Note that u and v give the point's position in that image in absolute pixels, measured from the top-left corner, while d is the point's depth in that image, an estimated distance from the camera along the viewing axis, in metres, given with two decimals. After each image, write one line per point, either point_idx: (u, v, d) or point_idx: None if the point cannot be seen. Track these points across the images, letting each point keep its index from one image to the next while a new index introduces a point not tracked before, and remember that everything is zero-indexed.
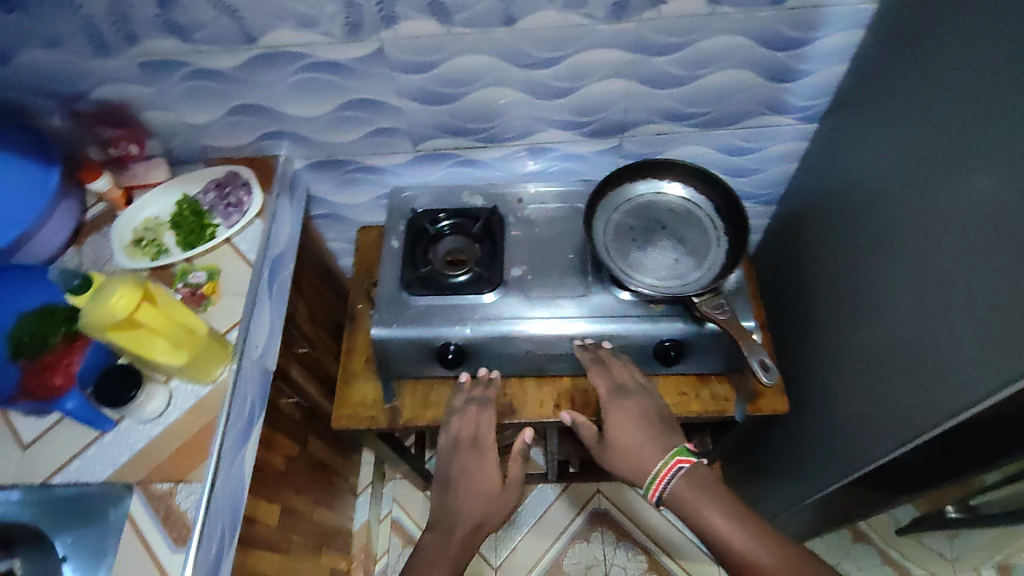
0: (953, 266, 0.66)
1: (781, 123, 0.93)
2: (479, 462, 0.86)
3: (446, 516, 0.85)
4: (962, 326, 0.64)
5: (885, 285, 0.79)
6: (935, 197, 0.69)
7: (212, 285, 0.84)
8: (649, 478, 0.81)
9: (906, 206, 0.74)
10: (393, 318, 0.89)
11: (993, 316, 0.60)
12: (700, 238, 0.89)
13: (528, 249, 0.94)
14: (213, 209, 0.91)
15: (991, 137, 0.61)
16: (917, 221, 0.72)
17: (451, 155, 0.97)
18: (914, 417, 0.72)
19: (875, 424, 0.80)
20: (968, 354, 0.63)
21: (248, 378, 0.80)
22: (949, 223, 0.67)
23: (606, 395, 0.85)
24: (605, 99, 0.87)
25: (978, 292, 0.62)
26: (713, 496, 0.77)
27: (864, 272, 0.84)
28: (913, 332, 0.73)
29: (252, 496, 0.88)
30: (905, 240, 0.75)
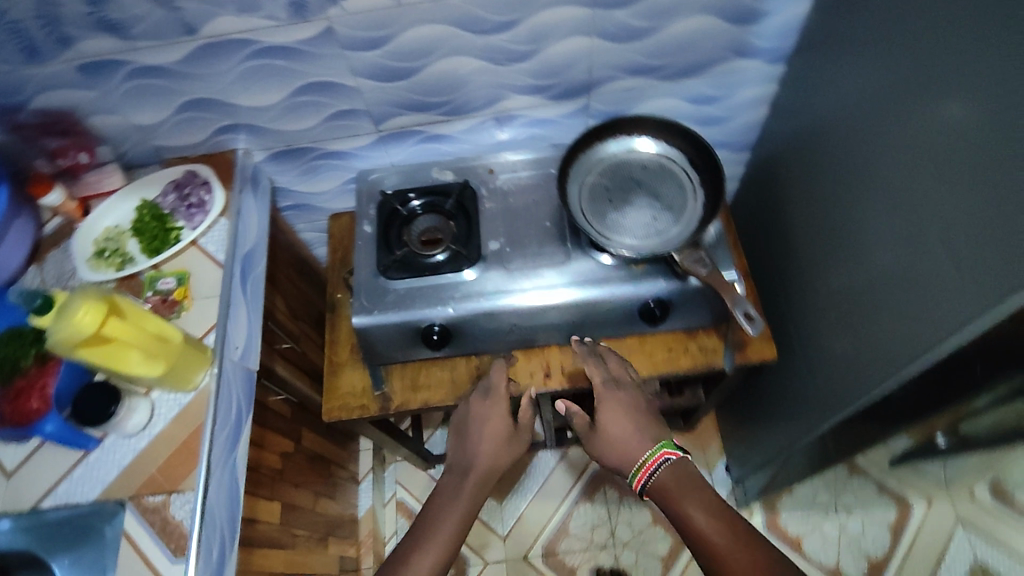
0: (930, 201, 0.65)
1: (748, 67, 0.90)
2: (495, 408, 0.87)
3: (462, 459, 0.87)
4: (942, 260, 0.64)
5: (864, 225, 0.79)
6: (908, 131, 0.68)
7: (183, 290, 0.82)
8: (635, 467, 0.82)
9: (880, 142, 0.73)
10: (373, 305, 0.87)
11: (970, 248, 0.60)
12: (676, 193, 0.87)
13: (504, 221, 0.92)
14: (174, 212, 0.88)
15: (963, 60, 0.60)
16: (892, 158, 0.71)
17: (415, 133, 0.94)
18: (899, 353, 0.72)
19: (862, 363, 0.81)
20: (949, 288, 0.63)
21: (230, 381, 0.79)
22: (923, 157, 0.66)
23: (600, 386, 0.85)
24: (567, 60, 0.85)
25: (955, 225, 0.62)
26: (694, 488, 0.77)
27: (842, 214, 0.83)
28: (894, 270, 0.73)
29: (249, 497, 0.87)
30: (881, 178, 0.74)
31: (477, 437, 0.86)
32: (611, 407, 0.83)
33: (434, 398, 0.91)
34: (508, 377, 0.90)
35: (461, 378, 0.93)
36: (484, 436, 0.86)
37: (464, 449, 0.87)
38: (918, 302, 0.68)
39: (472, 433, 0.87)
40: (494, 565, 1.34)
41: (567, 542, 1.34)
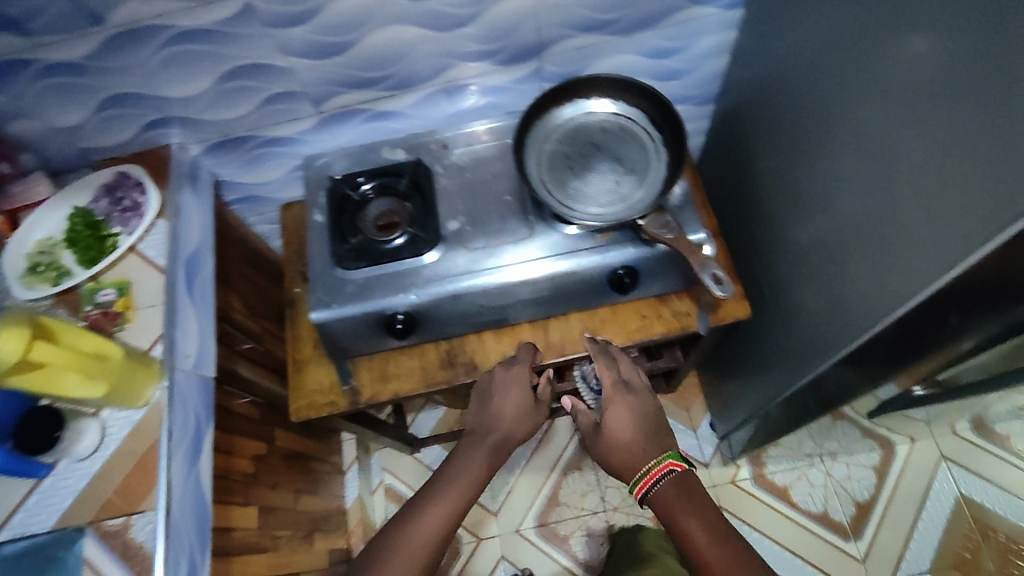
0: (898, 149, 0.63)
1: (699, 15, 0.84)
2: (513, 384, 0.83)
3: (480, 423, 0.82)
4: (913, 210, 0.62)
5: (832, 176, 0.76)
6: (874, 75, 0.65)
7: (125, 301, 0.77)
8: (636, 477, 0.78)
9: (846, 88, 0.70)
10: (331, 298, 0.83)
11: (941, 198, 0.57)
12: (638, 154, 0.83)
13: (461, 198, 0.87)
14: (109, 217, 0.82)
15: None
16: (858, 104, 0.68)
17: (359, 112, 0.88)
18: (874, 307, 0.70)
19: (837, 318, 0.79)
20: (920, 240, 0.61)
21: (184, 391, 0.76)
22: (891, 101, 0.63)
23: (609, 388, 0.83)
24: (512, 21, 0.79)
25: (925, 173, 0.59)
26: (698, 505, 0.73)
27: (809, 165, 0.80)
28: (865, 221, 0.70)
29: (221, 506, 0.84)
30: (847, 125, 0.71)
31: (497, 402, 0.82)
32: (622, 408, 0.81)
33: (405, 388, 0.88)
34: (535, 355, 0.87)
35: (431, 365, 0.89)
36: (505, 393, 0.82)
37: (483, 409, 0.83)
38: (890, 253, 0.66)
39: (493, 391, 0.83)
40: (487, 541, 1.33)
41: (558, 513, 1.34)
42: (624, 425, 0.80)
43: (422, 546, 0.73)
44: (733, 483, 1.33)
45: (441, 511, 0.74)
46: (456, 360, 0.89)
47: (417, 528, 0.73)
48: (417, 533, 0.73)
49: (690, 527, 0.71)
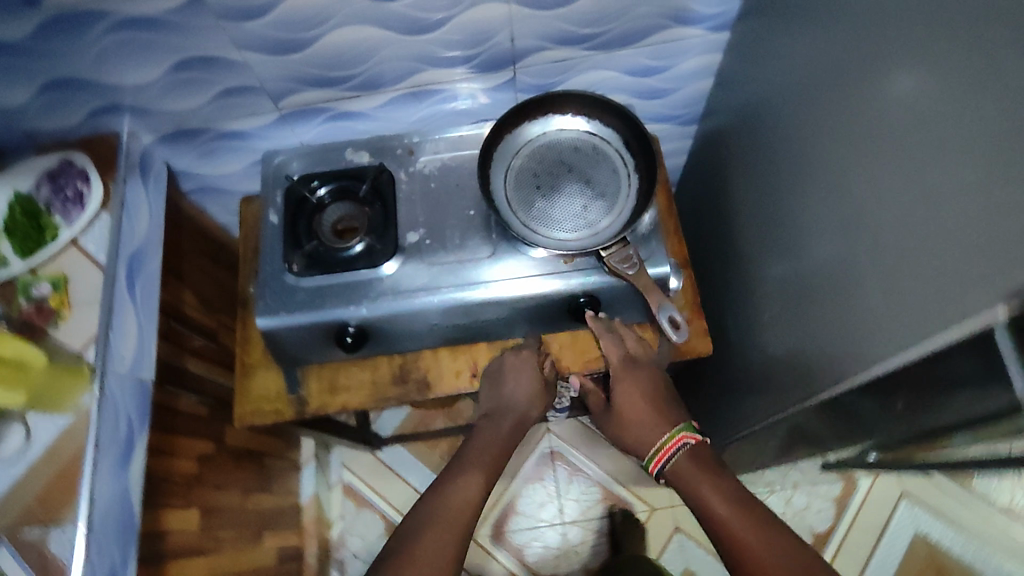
0: (872, 211, 0.59)
1: (688, 36, 0.81)
2: (526, 370, 0.82)
3: (497, 405, 0.81)
4: (879, 278, 0.59)
5: (806, 224, 0.73)
6: (857, 128, 0.61)
7: (60, 297, 0.73)
8: (651, 451, 0.76)
9: (828, 134, 0.66)
10: (279, 306, 0.79)
11: (909, 271, 0.54)
12: (609, 178, 0.80)
13: (424, 208, 0.84)
14: (51, 206, 0.77)
15: (926, 36, 0.51)
16: (839, 155, 0.65)
17: (321, 110, 0.84)
18: (830, 366, 0.68)
19: (796, 366, 0.77)
20: (883, 309, 0.58)
21: (118, 396, 0.72)
22: (871, 160, 0.59)
23: (617, 365, 0.80)
24: (485, 29, 0.74)
25: (896, 241, 0.56)
26: (716, 474, 0.70)
27: (785, 206, 0.77)
28: (836, 268, 0.67)
29: (157, 511, 0.82)
30: (826, 174, 0.67)
31: (512, 385, 0.81)
32: (629, 384, 0.78)
33: (353, 402, 0.85)
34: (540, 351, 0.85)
35: (383, 380, 0.86)
36: (517, 375, 0.81)
37: (498, 392, 0.82)
38: (852, 316, 0.64)
39: (505, 377, 0.82)
40: None
41: (516, 521, 1.32)
42: (636, 402, 0.78)
43: (454, 515, 0.69)
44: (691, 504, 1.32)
45: (475, 480, 0.73)
46: (409, 376, 0.86)
47: (451, 496, 0.71)
48: (450, 502, 0.70)
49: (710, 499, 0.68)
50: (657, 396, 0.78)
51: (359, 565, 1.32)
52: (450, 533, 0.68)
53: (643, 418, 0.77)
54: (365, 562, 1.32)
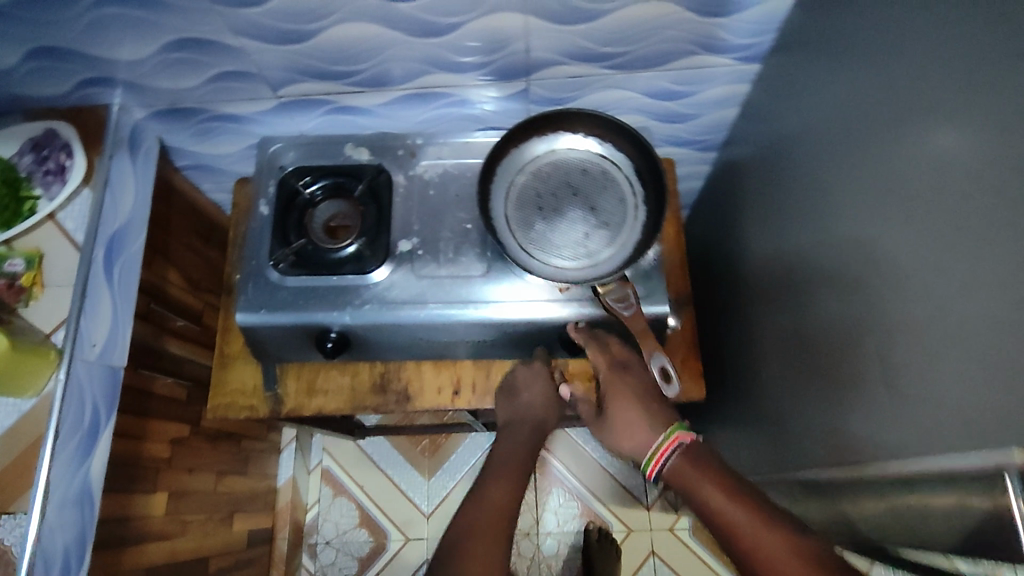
0: (895, 296, 0.56)
1: (716, 64, 0.77)
2: (537, 380, 0.79)
3: (514, 415, 0.77)
4: (898, 369, 0.55)
5: (817, 286, 0.69)
6: (886, 202, 0.57)
7: (32, 276, 0.70)
8: (646, 456, 0.69)
9: (852, 199, 0.62)
10: (261, 302, 0.76)
11: (935, 373, 0.51)
12: (615, 206, 0.76)
13: (420, 216, 0.80)
14: (32, 177, 0.74)
15: (975, 111, 0.47)
16: (862, 223, 0.60)
17: (322, 102, 0.80)
18: (841, 440, 0.65)
19: (801, 423, 0.74)
20: (902, 405, 0.55)
21: (86, 382, 0.70)
22: (898, 240, 0.55)
23: (606, 373, 0.75)
24: (500, 38, 0.70)
25: (922, 338, 0.52)
26: (715, 468, 0.64)
27: (797, 259, 0.73)
28: (850, 339, 0.63)
29: (123, 496, 0.79)
30: (846, 241, 0.63)
31: (525, 394, 0.78)
32: (618, 393, 0.73)
33: (329, 407, 0.83)
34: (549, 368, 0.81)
35: (362, 387, 0.84)
36: (532, 384, 0.78)
37: (513, 403, 0.78)
38: (865, 399, 0.61)
39: (518, 387, 0.79)
40: (413, 542, 1.30)
41: None
42: (624, 407, 0.72)
43: (492, 520, 0.64)
44: (670, 530, 1.30)
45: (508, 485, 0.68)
46: (388, 386, 0.84)
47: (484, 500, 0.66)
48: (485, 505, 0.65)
49: (710, 496, 0.61)
50: (650, 402, 0.72)
51: (330, 553, 1.31)
52: (494, 539, 0.62)
53: (635, 423, 0.71)
54: (337, 550, 1.31)
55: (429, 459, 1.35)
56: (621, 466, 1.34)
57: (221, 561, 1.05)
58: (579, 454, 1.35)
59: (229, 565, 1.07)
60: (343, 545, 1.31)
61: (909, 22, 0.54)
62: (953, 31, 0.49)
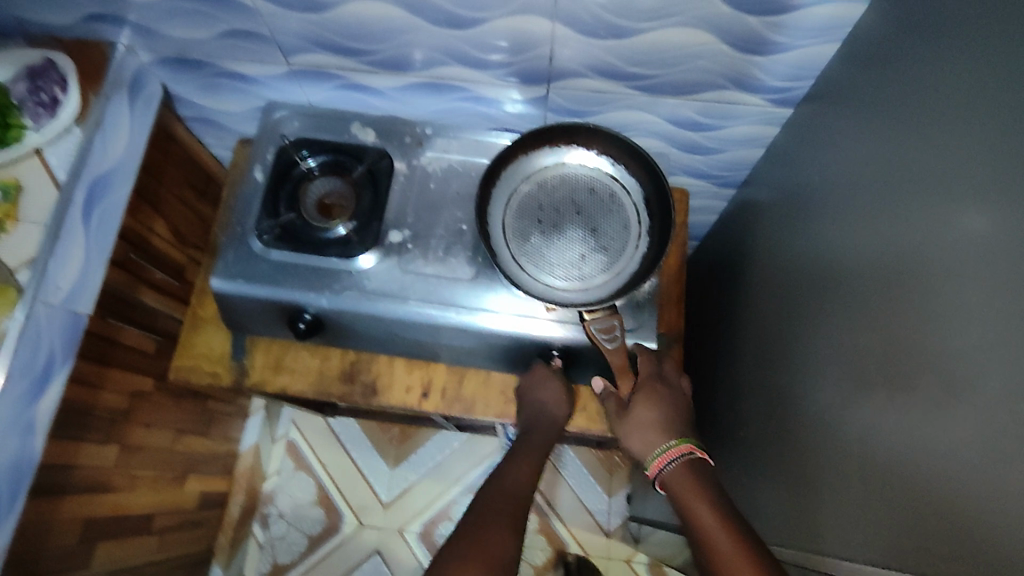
0: (908, 365, 0.51)
1: (745, 102, 0.73)
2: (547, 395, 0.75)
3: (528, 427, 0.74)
4: (904, 440, 0.51)
5: (821, 338, 0.65)
6: (907, 269, 0.53)
7: (7, 208, 0.68)
8: (654, 452, 0.64)
9: (872, 261, 0.58)
10: (239, 271, 0.73)
11: (945, 451, 0.47)
12: (617, 232, 0.73)
13: (416, 208, 0.77)
14: (22, 105, 0.70)
15: (1005, 206, 0.44)
16: (880, 285, 0.56)
17: (335, 76, 0.77)
18: (817, 515, 0.62)
19: (777, 487, 0.71)
20: (902, 478, 0.51)
21: (47, 325, 0.68)
22: (917, 311, 0.51)
23: (643, 374, 0.70)
24: (525, 40, 0.66)
25: (933, 414, 0.48)
26: (709, 487, 0.59)
27: (803, 309, 0.69)
28: (845, 413, 0.59)
29: (69, 444, 0.76)
30: (860, 299, 0.59)
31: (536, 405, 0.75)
32: (646, 397, 0.68)
33: (294, 387, 0.81)
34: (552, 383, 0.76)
35: (330, 372, 0.81)
36: (547, 393, 0.75)
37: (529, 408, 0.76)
38: (860, 466, 0.56)
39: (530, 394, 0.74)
40: (367, 529, 1.28)
41: (446, 526, 1.28)
42: (642, 408, 0.67)
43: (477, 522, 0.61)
44: (626, 562, 1.29)
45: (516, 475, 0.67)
46: (357, 376, 0.81)
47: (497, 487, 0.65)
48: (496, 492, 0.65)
49: (697, 512, 0.57)
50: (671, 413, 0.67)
51: (281, 526, 1.29)
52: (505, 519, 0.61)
53: (649, 426, 0.67)
54: (289, 524, 1.29)
55: (396, 448, 1.33)
56: (588, 488, 1.32)
57: (167, 520, 1.02)
58: (551, 470, 1.33)
59: (175, 524, 1.05)
60: (296, 520, 1.29)
61: (952, 94, 0.50)
62: (997, 111, 0.45)
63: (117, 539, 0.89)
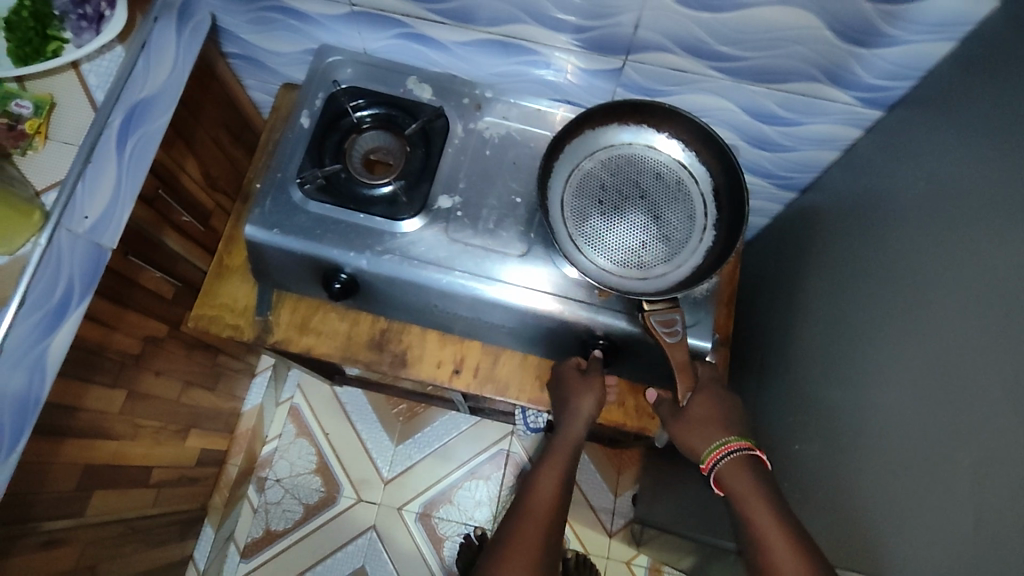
0: (954, 385, 0.50)
1: (833, 98, 0.69)
2: (579, 394, 0.69)
3: (557, 425, 0.68)
4: (933, 461, 0.50)
5: (866, 350, 0.63)
6: (972, 290, 0.50)
7: (37, 123, 0.66)
8: (708, 447, 0.60)
9: (940, 267, 0.55)
10: (276, 220, 0.69)
11: (983, 461, 0.45)
12: (681, 222, 0.68)
13: (469, 173, 0.72)
14: (65, 16, 0.67)
15: None
16: (938, 297, 0.54)
17: (398, 23, 0.72)
18: (844, 525, 0.59)
19: (795, 498, 0.68)
20: (924, 499, 0.50)
21: (69, 253, 0.64)
22: (974, 333, 0.49)
23: (701, 376, 0.65)
24: (613, 4, 0.62)
25: (971, 440, 0.46)
26: (769, 489, 0.55)
27: (848, 318, 0.67)
28: (886, 419, 0.57)
29: (75, 383, 0.71)
30: (913, 315, 0.57)
31: (565, 405, 0.69)
32: (704, 397, 0.63)
33: (320, 349, 0.76)
34: (583, 381, 0.69)
35: (358, 338, 0.77)
36: (578, 390, 0.69)
37: (558, 404, 0.70)
38: (882, 478, 0.55)
39: (566, 390, 0.70)
40: (365, 504, 1.24)
41: (445, 510, 1.25)
42: (700, 404, 0.63)
43: (520, 533, 0.58)
44: (625, 564, 1.25)
45: (551, 479, 0.62)
46: (386, 345, 0.77)
47: (530, 491, 0.61)
48: (531, 497, 0.61)
49: (754, 512, 0.54)
50: (728, 409, 0.63)
51: (278, 491, 1.25)
52: (536, 531, 0.58)
53: (704, 423, 0.62)
54: (285, 491, 1.25)
55: (402, 425, 1.29)
56: (594, 485, 1.29)
57: (165, 473, 0.98)
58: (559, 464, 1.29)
59: (172, 479, 1.01)
60: (293, 487, 1.25)
61: None
62: None
63: (114, 488, 0.85)
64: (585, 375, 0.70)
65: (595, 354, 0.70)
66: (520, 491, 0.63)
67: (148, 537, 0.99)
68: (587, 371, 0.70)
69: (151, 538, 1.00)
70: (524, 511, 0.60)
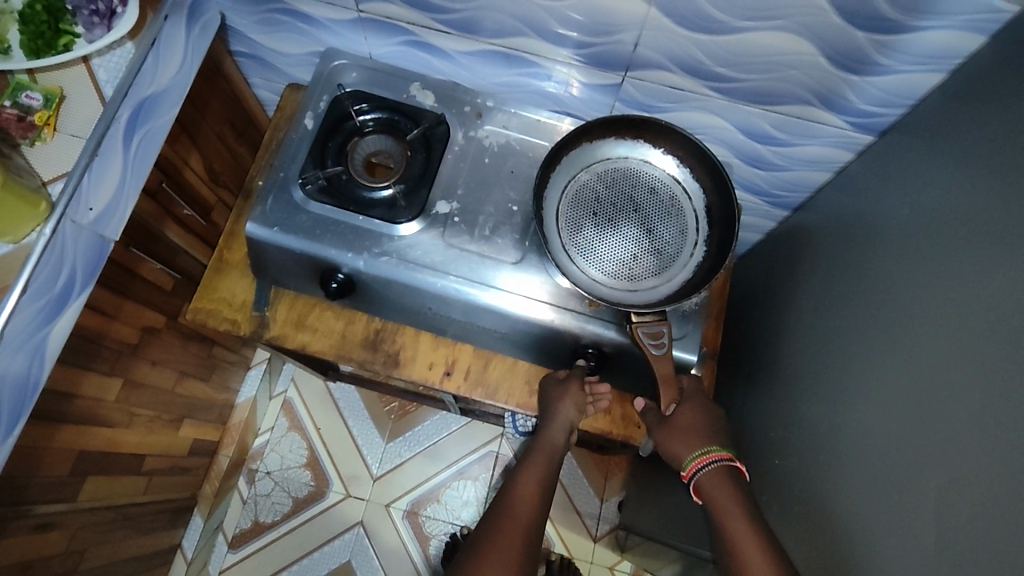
0: (929, 407, 0.51)
1: (826, 121, 0.70)
2: (562, 403, 0.70)
3: (540, 431, 0.70)
4: (903, 477, 0.52)
5: (847, 369, 0.64)
6: (950, 316, 0.52)
7: (47, 116, 0.67)
8: (688, 455, 0.62)
9: (921, 291, 0.56)
10: (277, 218, 0.70)
11: (949, 480, 0.47)
12: (673, 237, 0.70)
13: (468, 180, 0.74)
14: (77, 11, 0.68)
15: None
16: (917, 321, 0.56)
17: (404, 30, 0.74)
18: (816, 535, 0.61)
19: (773, 510, 0.70)
20: (893, 513, 0.51)
21: (73, 244, 0.65)
22: (949, 358, 0.51)
23: (686, 387, 0.67)
24: (613, 22, 0.63)
25: (942, 461, 0.48)
26: (746, 500, 0.57)
27: (832, 337, 0.69)
28: (862, 436, 0.58)
29: (73, 368, 0.73)
30: (894, 338, 0.58)
31: (549, 412, 0.70)
32: (686, 409, 0.65)
33: (315, 346, 0.78)
34: (567, 389, 0.71)
35: (353, 337, 0.79)
36: (563, 399, 0.70)
37: (543, 412, 0.71)
38: (855, 492, 0.57)
39: (552, 398, 0.71)
40: (353, 499, 1.26)
41: (433, 508, 1.26)
42: (683, 416, 0.64)
43: (499, 535, 0.59)
44: (609, 569, 1.27)
45: (530, 485, 0.63)
46: (380, 345, 0.79)
47: (510, 495, 0.63)
48: (512, 500, 0.62)
49: (729, 521, 0.55)
50: (711, 419, 0.64)
51: (267, 484, 1.26)
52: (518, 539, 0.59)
53: (686, 433, 0.63)
54: (275, 483, 1.26)
55: (394, 422, 1.30)
56: (581, 489, 1.30)
57: (157, 462, 0.99)
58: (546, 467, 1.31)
59: (164, 468, 1.02)
60: (283, 480, 1.27)
61: None
62: None
63: (107, 475, 0.86)
64: (570, 384, 0.71)
65: (581, 361, 0.72)
66: (501, 494, 0.64)
67: (137, 524, 1.00)
68: (573, 379, 0.72)
69: (142, 525, 1.02)
70: (506, 513, 0.61)
